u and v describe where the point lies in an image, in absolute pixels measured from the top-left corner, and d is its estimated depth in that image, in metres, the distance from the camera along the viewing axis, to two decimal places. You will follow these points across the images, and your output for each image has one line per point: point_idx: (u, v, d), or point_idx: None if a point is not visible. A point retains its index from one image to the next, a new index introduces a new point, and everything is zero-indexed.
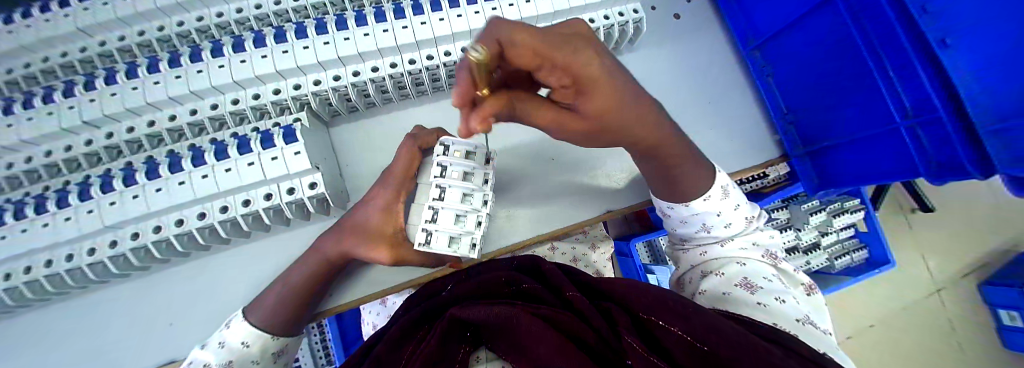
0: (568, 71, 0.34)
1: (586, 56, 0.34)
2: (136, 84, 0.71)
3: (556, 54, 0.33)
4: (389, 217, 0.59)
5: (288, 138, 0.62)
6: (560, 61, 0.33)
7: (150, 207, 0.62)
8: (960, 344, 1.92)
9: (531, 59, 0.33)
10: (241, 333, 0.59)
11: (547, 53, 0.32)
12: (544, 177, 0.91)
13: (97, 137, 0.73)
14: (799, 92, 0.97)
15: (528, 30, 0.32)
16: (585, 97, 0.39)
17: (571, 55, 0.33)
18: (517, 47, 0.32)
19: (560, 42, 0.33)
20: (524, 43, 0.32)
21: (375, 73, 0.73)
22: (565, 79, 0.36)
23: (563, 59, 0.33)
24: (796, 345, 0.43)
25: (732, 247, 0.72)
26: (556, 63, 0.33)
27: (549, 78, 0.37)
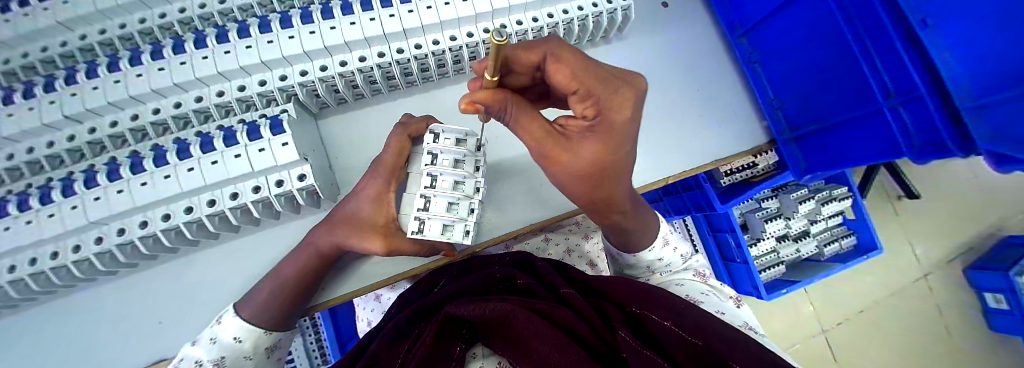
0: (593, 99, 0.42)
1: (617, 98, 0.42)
2: (118, 76, 0.69)
3: (592, 84, 0.41)
4: (380, 207, 0.59)
5: (275, 129, 0.61)
6: (595, 91, 0.41)
7: (134, 201, 0.61)
8: (946, 326, 1.97)
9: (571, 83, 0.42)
10: (232, 329, 0.60)
11: (587, 82, 0.41)
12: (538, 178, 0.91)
13: (80, 132, 0.72)
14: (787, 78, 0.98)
15: (569, 56, 0.42)
16: (595, 132, 0.45)
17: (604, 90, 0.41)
18: (556, 62, 0.42)
19: (597, 78, 0.41)
20: (565, 63, 0.42)
21: (362, 62, 0.72)
22: (590, 110, 0.43)
23: (597, 91, 0.41)
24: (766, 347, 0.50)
25: (669, 276, 0.79)
26: (589, 92, 0.42)
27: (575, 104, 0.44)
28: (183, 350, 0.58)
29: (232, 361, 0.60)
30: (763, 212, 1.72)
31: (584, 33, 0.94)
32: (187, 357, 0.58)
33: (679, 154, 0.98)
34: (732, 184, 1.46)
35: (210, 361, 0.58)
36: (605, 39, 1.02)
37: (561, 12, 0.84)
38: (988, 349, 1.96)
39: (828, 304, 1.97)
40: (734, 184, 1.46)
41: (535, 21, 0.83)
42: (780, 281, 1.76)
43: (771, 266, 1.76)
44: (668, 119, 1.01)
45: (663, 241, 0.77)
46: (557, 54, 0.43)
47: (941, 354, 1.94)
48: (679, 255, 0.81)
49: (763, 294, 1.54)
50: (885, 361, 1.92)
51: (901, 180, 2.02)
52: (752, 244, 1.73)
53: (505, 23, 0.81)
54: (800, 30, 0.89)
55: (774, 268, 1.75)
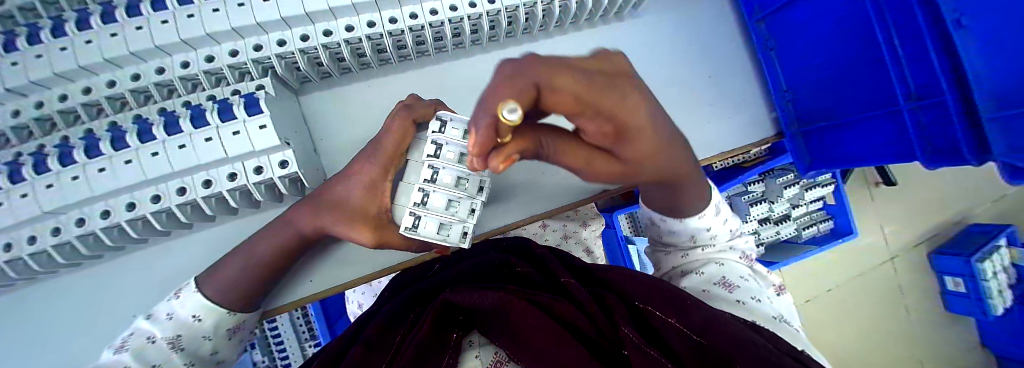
0: (612, 120, 0.30)
1: (627, 94, 0.29)
2: (63, 42, 0.59)
3: (602, 96, 0.27)
4: (373, 197, 0.53)
5: (251, 108, 0.54)
6: (605, 106, 0.28)
7: (93, 190, 0.54)
8: (910, 308, 2.10)
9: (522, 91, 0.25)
10: (190, 305, 0.53)
11: (596, 102, 0.27)
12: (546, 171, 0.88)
13: (24, 107, 0.62)
14: (801, 70, 0.94)
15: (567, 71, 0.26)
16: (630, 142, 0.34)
17: (613, 98, 0.28)
18: (555, 94, 0.26)
19: (605, 85, 0.28)
20: (564, 88, 0.26)
21: (349, 33, 0.63)
22: (607, 128, 0.31)
23: (609, 105, 0.28)
24: (781, 343, 0.46)
25: (711, 252, 0.72)
26: (600, 107, 0.28)
27: (585, 126, 0.32)
28: (134, 323, 0.52)
29: (190, 340, 0.53)
30: (749, 195, 1.72)
31: (594, 8, 0.85)
32: (139, 332, 0.52)
33: None
34: (722, 168, 1.50)
35: (165, 339, 0.51)
36: (615, 16, 0.94)
37: None
38: (945, 328, 2.12)
39: (805, 287, 2.06)
40: (727, 168, 1.49)
41: None
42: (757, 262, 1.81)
43: None
44: (678, 108, 0.96)
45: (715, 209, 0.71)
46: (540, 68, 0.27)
47: (903, 333, 2.08)
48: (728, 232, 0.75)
49: None
50: (852, 340, 2.05)
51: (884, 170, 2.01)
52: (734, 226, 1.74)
53: None
54: (826, 16, 0.82)
55: None
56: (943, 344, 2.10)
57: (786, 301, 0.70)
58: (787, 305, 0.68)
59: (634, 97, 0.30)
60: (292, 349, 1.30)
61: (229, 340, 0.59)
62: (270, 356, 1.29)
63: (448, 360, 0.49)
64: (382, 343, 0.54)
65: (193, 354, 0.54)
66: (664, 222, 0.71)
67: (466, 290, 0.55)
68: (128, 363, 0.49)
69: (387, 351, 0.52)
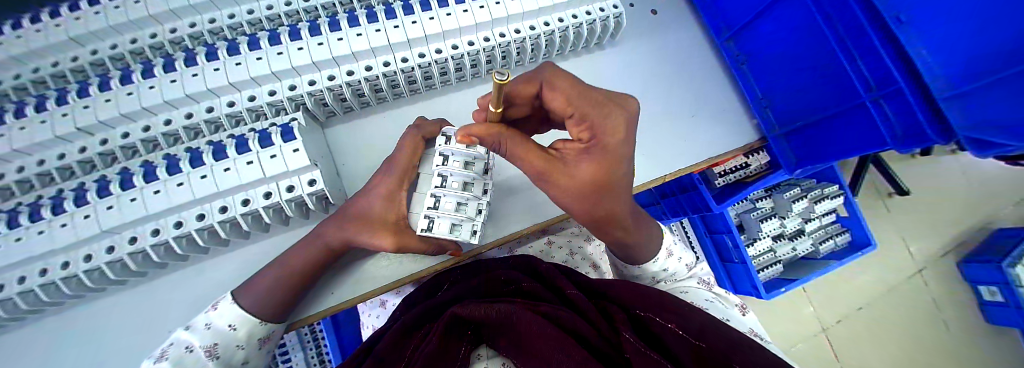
0: (588, 125, 0.46)
1: (610, 116, 0.45)
2: (130, 89, 0.72)
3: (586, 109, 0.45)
4: (391, 204, 0.60)
5: (286, 136, 0.63)
6: (589, 116, 0.45)
7: (146, 209, 0.62)
8: (946, 322, 2.00)
9: (530, 86, 0.48)
10: (227, 315, 0.58)
11: (581, 108, 0.45)
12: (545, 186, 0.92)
13: (91, 144, 0.74)
14: (772, 78, 1.04)
15: (574, 84, 0.45)
16: (594, 154, 0.46)
17: (597, 113, 0.45)
18: (554, 91, 0.46)
19: (591, 102, 0.45)
20: (561, 90, 0.45)
21: (368, 71, 0.75)
22: (585, 133, 0.47)
23: (589, 115, 0.45)
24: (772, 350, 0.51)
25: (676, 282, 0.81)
26: (585, 115, 0.45)
27: (571, 128, 0.48)
28: (174, 334, 0.56)
29: (225, 348, 0.57)
30: (758, 212, 1.74)
31: (577, 40, 0.98)
32: (178, 342, 0.55)
33: (675, 153, 1.02)
34: (726, 185, 1.50)
35: (203, 348, 0.55)
36: (598, 47, 1.07)
37: (557, 21, 0.88)
38: (988, 343, 1.99)
39: (826, 301, 1.99)
40: (730, 184, 1.49)
41: (533, 29, 0.86)
42: (779, 280, 1.78)
43: (768, 266, 1.77)
44: (663, 119, 1.04)
45: (667, 251, 0.78)
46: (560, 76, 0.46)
47: (944, 350, 1.96)
48: (686, 265, 0.83)
49: (762, 292, 1.53)
50: (890, 359, 1.93)
51: (892, 176, 2.05)
52: (749, 245, 1.75)
53: (504, 32, 0.84)
54: (784, 31, 0.94)
55: (771, 268, 1.76)
56: (990, 360, 1.96)
57: (755, 318, 0.71)
58: (757, 321, 0.71)
59: (613, 120, 0.45)
60: None
61: (257, 350, 0.62)
62: None
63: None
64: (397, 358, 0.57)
65: (225, 363, 0.57)
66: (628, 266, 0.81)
67: (476, 304, 0.58)
68: None
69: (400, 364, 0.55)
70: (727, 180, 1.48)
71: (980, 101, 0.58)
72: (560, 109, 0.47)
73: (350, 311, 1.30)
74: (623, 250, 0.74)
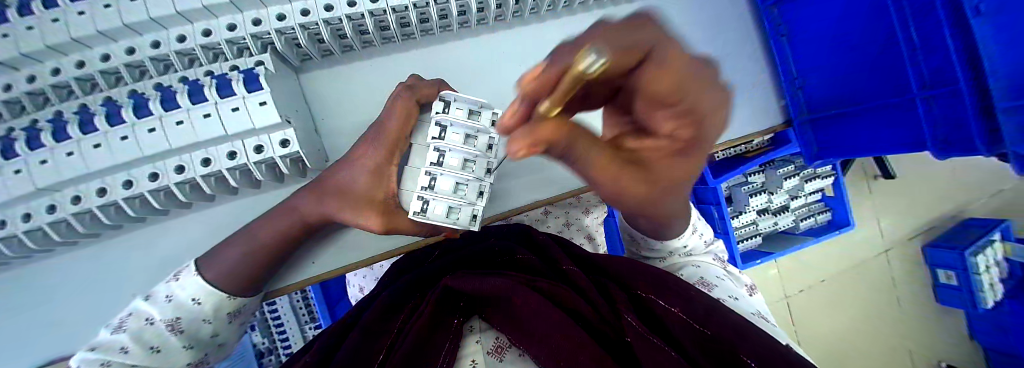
0: (694, 115, 0.28)
1: (723, 104, 0.30)
2: (55, 14, 0.57)
3: (701, 95, 0.27)
4: (379, 180, 0.51)
5: (251, 85, 0.52)
6: (703, 105, 0.28)
7: (87, 165, 0.53)
8: (901, 297, 2.14)
9: (631, 55, 0.25)
10: (190, 287, 0.52)
11: (692, 94, 0.27)
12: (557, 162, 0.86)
13: (16, 81, 0.61)
14: (815, 58, 0.92)
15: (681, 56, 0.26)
16: (686, 153, 0.34)
17: (713, 98, 0.27)
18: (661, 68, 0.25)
19: (708, 84, 0.27)
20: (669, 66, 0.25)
21: (352, 8, 0.60)
22: (686, 130, 0.30)
23: (700, 103, 0.27)
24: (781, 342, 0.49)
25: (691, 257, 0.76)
26: (695, 107, 0.28)
27: (660, 122, 0.30)
28: (133, 304, 0.50)
29: (190, 322, 0.51)
30: (749, 186, 1.71)
31: None
32: (138, 314, 0.50)
33: None
34: (724, 158, 1.49)
35: (164, 321, 0.50)
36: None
37: None
38: (933, 319, 2.15)
39: (795, 273, 2.07)
40: (727, 159, 1.49)
41: None
42: (754, 252, 1.81)
43: (748, 237, 1.77)
44: None
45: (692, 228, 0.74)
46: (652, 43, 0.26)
47: (892, 323, 2.13)
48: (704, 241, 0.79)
49: (740, 261, 1.51)
50: (843, 327, 2.08)
51: (880, 161, 2.01)
52: (733, 217, 1.73)
53: None
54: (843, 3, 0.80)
55: (751, 239, 1.77)
56: (931, 334, 2.14)
57: (759, 299, 0.73)
58: (760, 303, 0.72)
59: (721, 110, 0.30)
60: (291, 330, 1.31)
61: (228, 323, 0.57)
62: (271, 338, 1.30)
63: (447, 346, 0.47)
64: (381, 328, 0.53)
65: (192, 338, 0.53)
66: (648, 242, 0.74)
67: (467, 276, 0.53)
68: (126, 342, 0.47)
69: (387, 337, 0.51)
70: (727, 155, 1.48)
71: None
72: (652, 98, 0.28)
73: None
74: (648, 230, 0.69)
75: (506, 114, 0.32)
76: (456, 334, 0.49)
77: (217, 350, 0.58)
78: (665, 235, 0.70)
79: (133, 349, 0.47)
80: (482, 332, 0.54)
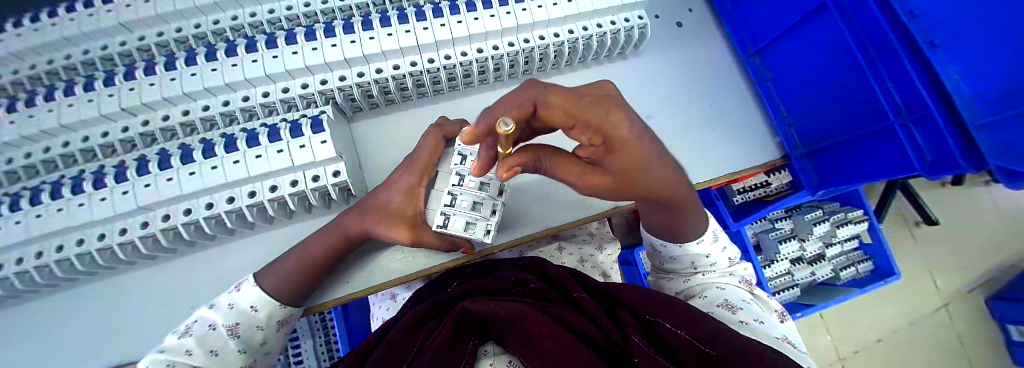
0: (596, 128, 0.36)
1: (617, 114, 0.36)
2: (174, 74, 0.77)
3: (586, 111, 0.35)
4: (410, 199, 0.61)
5: (315, 128, 0.66)
6: (591, 119, 0.35)
7: (182, 189, 0.65)
8: (975, 361, 1.88)
9: (524, 107, 0.37)
10: (250, 297, 0.60)
11: (580, 116, 0.36)
12: (560, 199, 0.93)
13: (134, 124, 0.79)
14: (798, 96, 1.02)
15: (561, 92, 0.36)
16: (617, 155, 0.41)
17: (599, 112, 0.35)
18: (549, 107, 0.36)
19: (588, 104, 0.35)
20: (554, 104, 0.36)
21: (396, 70, 0.78)
22: (597, 138, 0.38)
23: (591, 119, 0.35)
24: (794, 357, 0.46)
25: (713, 276, 0.75)
26: (586, 121, 0.36)
27: (579, 136, 0.39)
28: (198, 312, 0.57)
29: (247, 329, 0.58)
30: (777, 232, 1.70)
31: (600, 49, 0.98)
32: (203, 320, 0.57)
33: (694, 166, 1.00)
34: (745, 202, 1.49)
35: (226, 326, 0.56)
36: (619, 56, 1.07)
37: (582, 28, 0.89)
38: None
39: (842, 330, 1.91)
40: (749, 203, 1.48)
41: (557, 37, 0.87)
42: (795, 305, 1.69)
43: (786, 288, 1.69)
44: (683, 132, 1.03)
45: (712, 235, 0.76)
46: (542, 92, 0.38)
47: None
48: (728, 259, 0.78)
49: None
50: None
51: (917, 204, 1.95)
52: (765, 266, 1.68)
53: (528, 38, 0.86)
54: (815, 48, 0.92)
55: (789, 290, 1.68)
56: None
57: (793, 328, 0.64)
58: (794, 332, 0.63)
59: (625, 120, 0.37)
60: None
61: (275, 332, 0.63)
62: None
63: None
64: (404, 346, 0.56)
65: (246, 342, 0.58)
66: (664, 248, 0.77)
67: (485, 300, 0.56)
68: (191, 346, 0.53)
69: (408, 356, 0.54)
70: (746, 198, 1.47)
71: (1006, 133, 0.58)
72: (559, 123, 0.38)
73: (359, 308, 1.31)
74: (664, 230, 0.72)
75: (472, 166, 0.46)
76: (470, 358, 0.51)
77: (262, 359, 0.63)
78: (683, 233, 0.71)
79: (196, 351, 0.53)
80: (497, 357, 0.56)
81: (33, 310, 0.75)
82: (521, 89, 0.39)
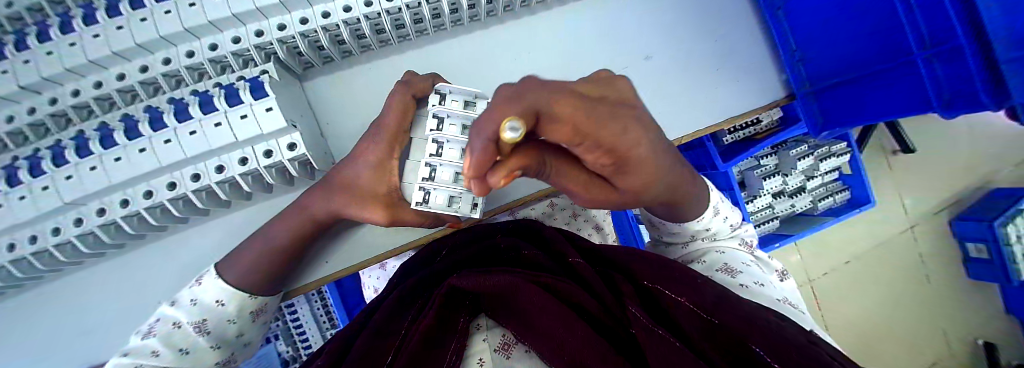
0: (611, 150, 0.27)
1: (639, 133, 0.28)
2: (72, 39, 0.62)
3: (603, 134, 0.25)
4: (381, 174, 0.53)
5: (256, 92, 0.54)
6: (606, 139, 0.26)
7: (110, 178, 0.56)
8: (932, 277, 2.05)
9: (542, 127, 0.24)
10: (213, 289, 0.54)
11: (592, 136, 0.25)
12: None
13: (40, 104, 0.66)
14: (818, 23, 0.88)
15: (573, 101, 0.23)
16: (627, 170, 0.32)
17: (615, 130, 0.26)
18: (555, 126, 0.24)
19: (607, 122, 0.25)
20: (564, 121, 0.23)
21: (347, 13, 0.63)
22: (606, 158, 0.29)
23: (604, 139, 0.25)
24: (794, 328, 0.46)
25: (713, 241, 0.73)
26: (600, 142, 0.26)
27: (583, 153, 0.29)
28: (159, 310, 0.52)
29: (216, 323, 0.54)
30: (761, 169, 1.68)
31: None
32: (165, 319, 0.52)
33: (693, 112, 0.93)
34: (733, 141, 1.44)
35: (191, 323, 0.52)
36: None
37: None
38: (971, 299, 2.04)
39: (819, 259, 2.02)
40: (737, 143, 1.43)
41: None
42: (773, 236, 1.73)
43: (764, 222, 1.72)
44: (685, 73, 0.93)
45: (714, 210, 0.69)
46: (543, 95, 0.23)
47: (926, 304, 2.03)
48: (729, 225, 0.75)
49: None
50: (868, 304, 2.00)
51: (896, 133, 1.95)
52: (748, 201, 1.68)
53: None
54: None
55: (768, 223, 1.72)
56: (971, 314, 2.03)
57: (789, 286, 0.69)
58: (789, 290, 0.68)
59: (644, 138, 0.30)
60: (315, 342, 1.34)
61: (252, 322, 0.60)
62: (294, 348, 1.32)
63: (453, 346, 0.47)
64: (389, 328, 0.52)
65: (219, 338, 0.55)
66: (665, 226, 0.71)
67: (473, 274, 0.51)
68: (157, 346, 0.49)
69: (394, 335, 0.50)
70: (736, 137, 1.42)
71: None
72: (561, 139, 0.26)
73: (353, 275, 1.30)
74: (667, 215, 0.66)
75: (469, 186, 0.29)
76: (462, 336, 0.48)
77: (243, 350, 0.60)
78: (686, 217, 0.66)
79: (164, 352, 0.49)
80: (489, 329, 0.53)
81: (0, 317, 0.70)
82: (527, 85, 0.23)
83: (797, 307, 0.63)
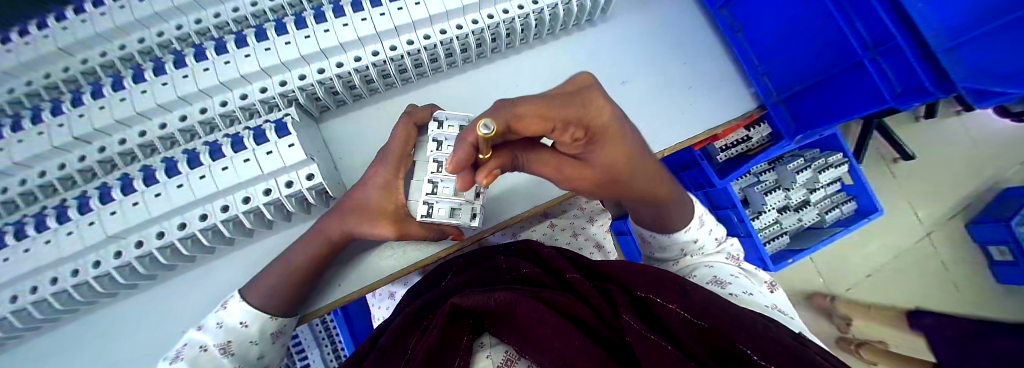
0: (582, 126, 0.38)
1: (601, 108, 0.39)
2: (123, 95, 0.72)
3: (566, 115, 0.36)
4: (390, 194, 0.60)
5: (280, 132, 0.64)
6: (571, 118, 0.36)
7: (149, 212, 0.64)
8: (957, 284, 1.97)
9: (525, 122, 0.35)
10: (237, 313, 0.59)
11: (557, 120, 0.36)
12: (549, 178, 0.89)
13: (90, 152, 0.75)
14: (774, 41, 0.99)
15: (539, 105, 0.35)
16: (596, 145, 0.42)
17: (572, 109, 0.36)
18: (524, 121, 0.35)
19: (566, 108, 0.36)
20: (527, 116, 0.35)
21: (358, 62, 0.74)
22: (579, 133, 0.39)
23: (571, 116, 0.36)
24: (784, 332, 0.47)
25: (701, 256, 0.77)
26: (566, 122, 0.36)
27: (564, 135, 0.39)
28: (188, 334, 0.57)
29: (240, 344, 0.58)
30: (761, 185, 1.73)
31: (566, 18, 0.96)
32: (193, 343, 0.56)
33: (674, 126, 1.00)
34: (728, 159, 1.50)
35: (217, 346, 0.56)
36: (588, 23, 1.04)
37: None
38: (1005, 305, 1.93)
39: (834, 270, 1.98)
40: (732, 160, 1.49)
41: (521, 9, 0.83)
42: (786, 253, 1.74)
43: (774, 238, 1.74)
44: (660, 92, 1.02)
45: (699, 221, 0.76)
46: (519, 104, 0.35)
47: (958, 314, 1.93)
48: (714, 239, 0.80)
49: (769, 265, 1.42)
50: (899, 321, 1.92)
51: (891, 137, 2.00)
52: (753, 218, 1.70)
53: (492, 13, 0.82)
54: None
55: (778, 239, 1.74)
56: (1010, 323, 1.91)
57: (782, 297, 0.70)
58: (784, 301, 0.69)
59: (603, 114, 0.40)
60: None
61: (270, 345, 0.63)
62: None
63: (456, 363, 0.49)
64: (393, 352, 0.54)
65: (241, 359, 0.58)
66: (655, 238, 0.77)
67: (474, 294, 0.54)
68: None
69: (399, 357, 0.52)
70: (730, 155, 1.48)
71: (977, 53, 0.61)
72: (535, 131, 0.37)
73: (362, 309, 1.31)
74: (652, 218, 0.74)
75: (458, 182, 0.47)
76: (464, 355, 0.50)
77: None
78: (671, 221, 0.73)
79: None
80: (491, 348, 0.55)
81: (30, 353, 0.74)
82: (498, 106, 0.36)
83: (790, 315, 0.64)
